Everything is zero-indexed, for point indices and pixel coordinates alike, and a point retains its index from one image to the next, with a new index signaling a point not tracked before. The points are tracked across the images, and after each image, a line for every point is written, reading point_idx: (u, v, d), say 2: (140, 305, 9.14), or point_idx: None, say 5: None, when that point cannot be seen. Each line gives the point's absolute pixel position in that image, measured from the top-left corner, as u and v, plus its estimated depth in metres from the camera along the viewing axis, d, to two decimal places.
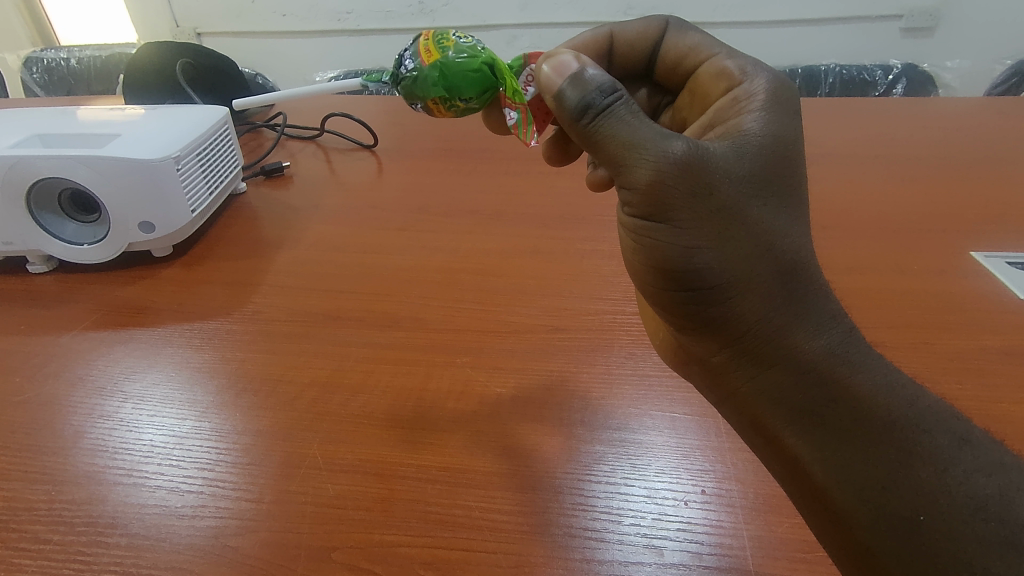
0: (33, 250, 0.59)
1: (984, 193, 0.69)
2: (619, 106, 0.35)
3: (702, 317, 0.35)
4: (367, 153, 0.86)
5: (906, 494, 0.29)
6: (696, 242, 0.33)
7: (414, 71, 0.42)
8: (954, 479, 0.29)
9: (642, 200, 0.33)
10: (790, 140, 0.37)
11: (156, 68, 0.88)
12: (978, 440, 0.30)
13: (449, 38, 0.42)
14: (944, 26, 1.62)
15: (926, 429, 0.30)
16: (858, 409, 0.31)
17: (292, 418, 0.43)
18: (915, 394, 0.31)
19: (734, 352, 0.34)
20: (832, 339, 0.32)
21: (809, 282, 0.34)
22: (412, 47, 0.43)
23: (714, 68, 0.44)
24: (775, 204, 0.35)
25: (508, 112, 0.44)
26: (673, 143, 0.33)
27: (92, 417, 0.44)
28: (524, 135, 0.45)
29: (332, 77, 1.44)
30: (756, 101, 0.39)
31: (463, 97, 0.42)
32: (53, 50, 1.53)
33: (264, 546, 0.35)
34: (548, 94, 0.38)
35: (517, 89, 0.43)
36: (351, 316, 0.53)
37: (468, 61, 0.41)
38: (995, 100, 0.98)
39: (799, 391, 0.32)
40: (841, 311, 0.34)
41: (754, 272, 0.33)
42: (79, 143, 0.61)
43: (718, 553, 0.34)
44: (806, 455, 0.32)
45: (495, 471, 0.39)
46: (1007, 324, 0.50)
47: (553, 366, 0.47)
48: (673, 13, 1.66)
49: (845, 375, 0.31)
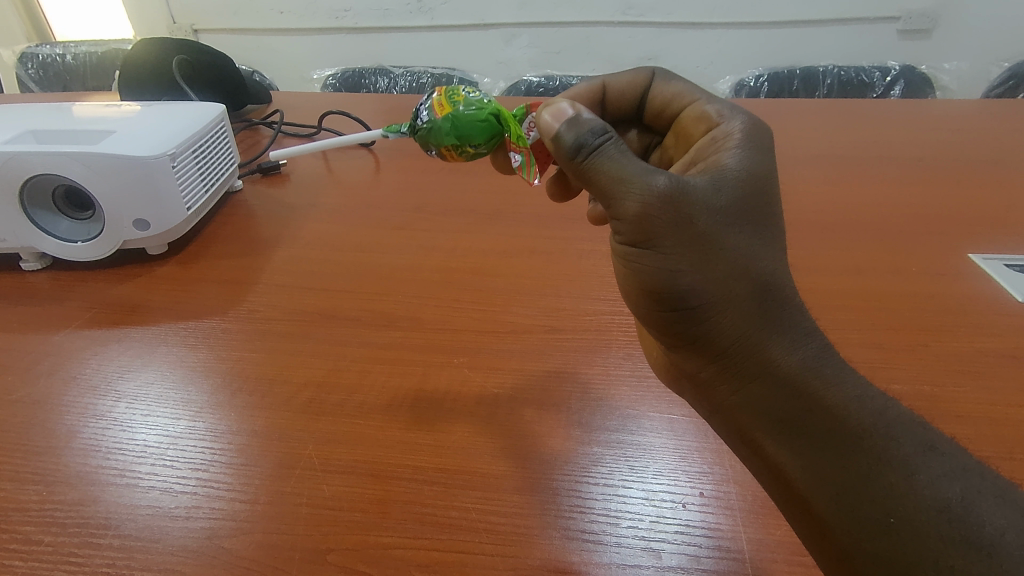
0: (26, 246, 0.58)
1: (982, 195, 0.70)
2: (611, 144, 0.35)
3: (684, 331, 0.35)
4: (365, 152, 0.86)
5: (877, 498, 0.29)
6: (675, 263, 0.33)
7: (428, 123, 0.42)
8: (920, 484, 0.28)
9: (630, 229, 0.33)
10: (765, 177, 0.37)
11: (151, 61, 0.88)
12: (943, 447, 0.30)
13: (459, 93, 0.43)
14: (940, 30, 1.63)
15: (893, 437, 0.30)
16: (831, 420, 0.30)
17: (287, 419, 0.43)
18: (885, 404, 0.31)
19: (719, 367, 0.34)
20: (807, 353, 0.32)
21: (784, 298, 0.34)
22: (425, 100, 0.43)
23: (695, 111, 0.44)
24: (752, 230, 0.34)
25: (514, 155, 0.44)
26: (657, 176, 0.33)
27: (85, 416, 0.43)
28: (527, 176, 0.44)
29: (328, 74, 1.42)
30: (734, 140, 0.39)
31: (474, 144, 0.43)
32: (48, 45, 1.52)
33: (257, 548, 0.35)
34: (547, 139, 0.38)
35: (521, 134, 0.43)
36: (347, 316, 0.53)
37: (477, 112, 0.42)
38: (991, 102, 0.98)
39: (779, 405, 0.32)
40: (815, 327, 0.34)
41: (730, 286, 0.33)
42: (73, 140, 0.60)
43: (717, 556, 0.34)
44: (787, 463, 0.32)
45: (493, 471, 0.39)
46: (1004, 326, 0.50)
47: (551, 366, 0.47)
48: (672, 14, 1.66)
49: (820, 388, 0.31)
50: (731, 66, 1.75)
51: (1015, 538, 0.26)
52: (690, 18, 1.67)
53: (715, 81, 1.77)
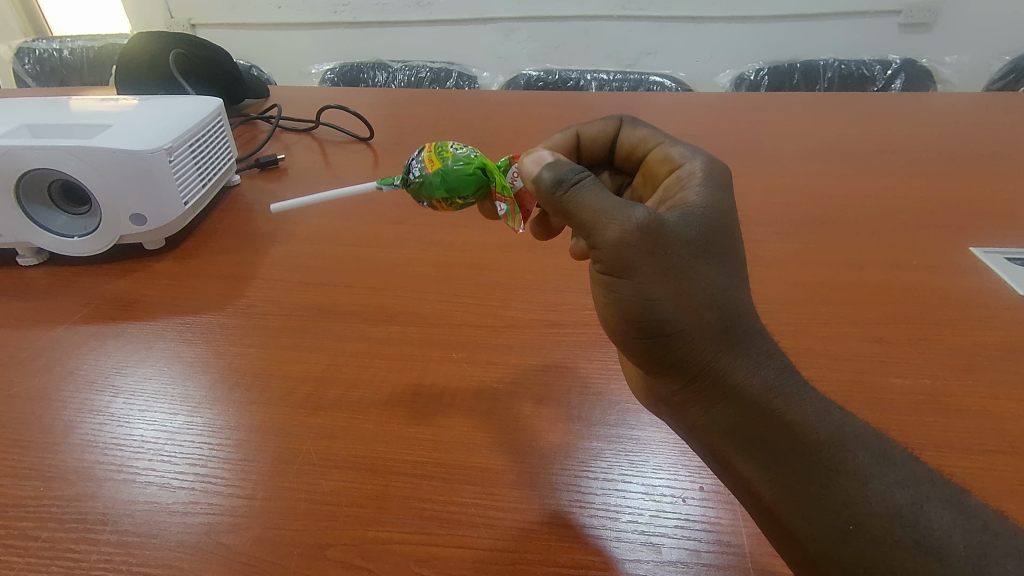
0: (22, 241, 0.58)
1: (983, 189, 0.69)
2: (588, 180, 0.35)
3: (652, 349, 0.35)
4: (363, 146, 0.86)
5: (836, 505, 0.29)
6: (644, 282, 0.33)
7: (419, 177, 0.43)
8: (874, 491, 0.29)
9: (607, 256, 0.33)
10: (726, 213, 0.37)
11: (149, 56, 0.87)
12: (896, 457, 0.30)
13: (447, 148, 0.43)
14: (940, 23, 1.62)
15: (848, 448, 0.30)
16: (793, 436, 0.31)
17: (286, 414, 0.43)
18: (842, 419, 0.32)
19: (690, 389, 0.35)
20: (769, 375, 0.33)
21: (746, 320, 0.34)
22: (418, 156, 0.44)
23: (659, 153, 0.44)
24: (717, 260, 0.35)
25: (500, 204, 0.43)
26: (635, 209, 0.33)
27: (82, 411, 0.43)
28: (512, 223, 0.44)
29: (327, 69, 1.42)
30: (696, 178, 0.39)
31: (464, 196, 0.43)
32: (44, 40, 1.51)
33: (255, 543, 0.34)
34: (528, 182, 0.38)
35: (506, 184, 0.43)
36: (345, 311, 0.52)
37: (464, 167, 0.42)
38: (992, 96, 0.97)
39: (744, 423, 0.32)
40: (777, 349, 0.34)
41: (696, 304, 0.33)
42: (69, 133, 0.59)
43: (717, 550, 0.34)
44: (754, 476, 0.32)
45: (492, 466, 0.39)
46: (1005, 320, 0.49)
47: (551, 361, 0.47)
48: (672, 8, 1.65)
49: (781, 407, 0.32)
50: (732, 59, 1.74)
51: (962, 541, 0.27)
52: (690, 12, 1.66)
53: (716, 75, 1.77)
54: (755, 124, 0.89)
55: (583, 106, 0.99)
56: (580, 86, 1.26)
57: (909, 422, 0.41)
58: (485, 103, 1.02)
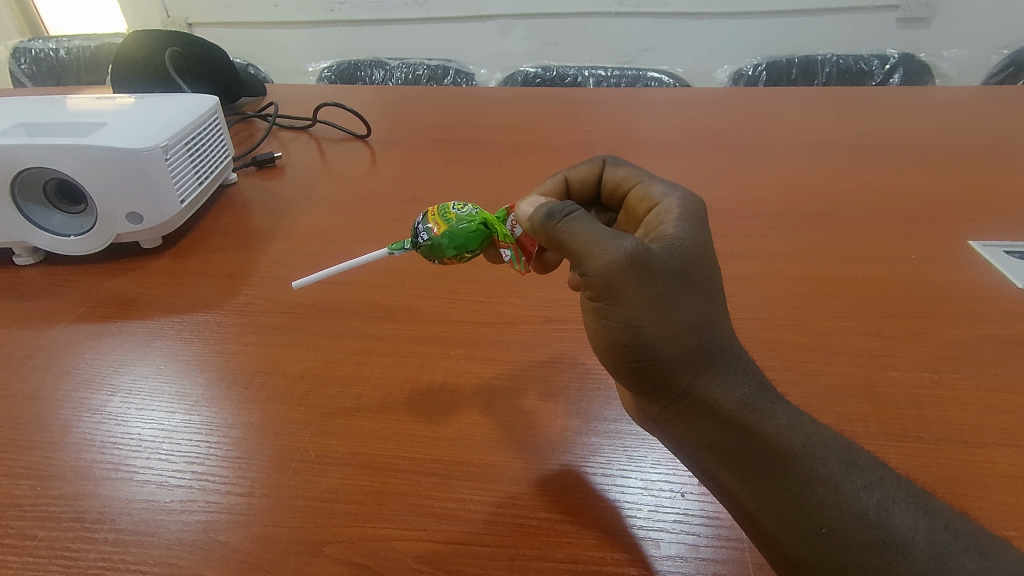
0: (18, 241, 0.58)
1: (981, 183, 0.69)
2: (579, 212, 0.36)
3: (636, 372, 0.35)
4: (361, 143, 0.85)
5: (809, 510, 0.29)
6: (629, 309, 0.33)
7: (428, 240, 0.41)
8: (845, 495, 0.29)
9: (595, 284, 0.34)
10: (701, 237, 0.37)
11: (142, 51, 0.86)
12: (863, 463, 0.31)
13: (449, 209, 0.42)
14: (939, 17, 1.61)
15: (819, 455, 0.31)
16: (770, 449, 0.31)
17: (284, 411, 0.42)
18: (813, 428, 0.32)
19: (671, 408, 0.35)
20: (744, 393, 0.33)
21: (722, 340, 0.35)
22: (422, 219, 0.43)
23: (638, 191, 0.43)
24: (692, 282, 0.35)
25: (503, 251, 0.43)
26: (621, 239, 0.34)
27: (79, 410, 0.43)
28: (519, 267, 0.44)
29: (325, 66, 1.41)
30: (673, 213, 0.39)
31: (472, 251, 0.42)
32: (41, 40, 1.50)
33: (254, 540, 0.34)
34: (523, 225, 0.39)
35: (507, 233, 0.43)
36: (342, 308, 0.52)
37: (470, 226, 0.41)
38: (990, 89, 0.97)
39: (724, 440, 0.33)
40: (752, 366, 0.35)
41: (676, 328, 0.33)
42: (64, 132, 0.59)
43: (715, 544, 0.34)
44: (736, 488, 0.32)
45: (491, 463, 0.39)
46: (1003, 313, 0.49)
47: (550, 357, 0.47)
48: (670, 4, 1.65)
49: (755, 423, 0.32)
50: (730, 55, 1.74)
51: (924, 539, 0.27)
52: (688, 8, 1.65)
53: (714, 70, 1.76)
54: (753, 119, 0.89)
55: (581, 102, 0.99)
56: (578, 82, 1.26)
57: (908, 415, 0.41)
58: (483, 99, 1.02)
